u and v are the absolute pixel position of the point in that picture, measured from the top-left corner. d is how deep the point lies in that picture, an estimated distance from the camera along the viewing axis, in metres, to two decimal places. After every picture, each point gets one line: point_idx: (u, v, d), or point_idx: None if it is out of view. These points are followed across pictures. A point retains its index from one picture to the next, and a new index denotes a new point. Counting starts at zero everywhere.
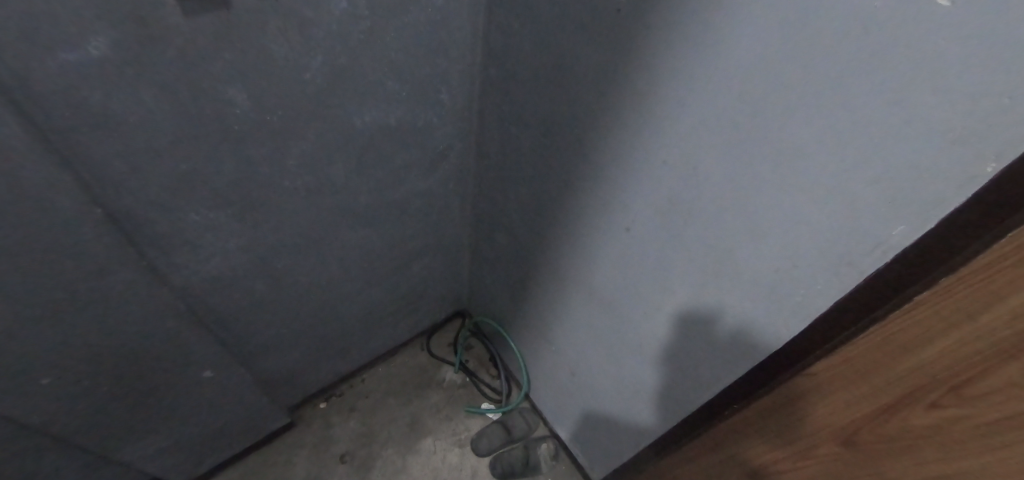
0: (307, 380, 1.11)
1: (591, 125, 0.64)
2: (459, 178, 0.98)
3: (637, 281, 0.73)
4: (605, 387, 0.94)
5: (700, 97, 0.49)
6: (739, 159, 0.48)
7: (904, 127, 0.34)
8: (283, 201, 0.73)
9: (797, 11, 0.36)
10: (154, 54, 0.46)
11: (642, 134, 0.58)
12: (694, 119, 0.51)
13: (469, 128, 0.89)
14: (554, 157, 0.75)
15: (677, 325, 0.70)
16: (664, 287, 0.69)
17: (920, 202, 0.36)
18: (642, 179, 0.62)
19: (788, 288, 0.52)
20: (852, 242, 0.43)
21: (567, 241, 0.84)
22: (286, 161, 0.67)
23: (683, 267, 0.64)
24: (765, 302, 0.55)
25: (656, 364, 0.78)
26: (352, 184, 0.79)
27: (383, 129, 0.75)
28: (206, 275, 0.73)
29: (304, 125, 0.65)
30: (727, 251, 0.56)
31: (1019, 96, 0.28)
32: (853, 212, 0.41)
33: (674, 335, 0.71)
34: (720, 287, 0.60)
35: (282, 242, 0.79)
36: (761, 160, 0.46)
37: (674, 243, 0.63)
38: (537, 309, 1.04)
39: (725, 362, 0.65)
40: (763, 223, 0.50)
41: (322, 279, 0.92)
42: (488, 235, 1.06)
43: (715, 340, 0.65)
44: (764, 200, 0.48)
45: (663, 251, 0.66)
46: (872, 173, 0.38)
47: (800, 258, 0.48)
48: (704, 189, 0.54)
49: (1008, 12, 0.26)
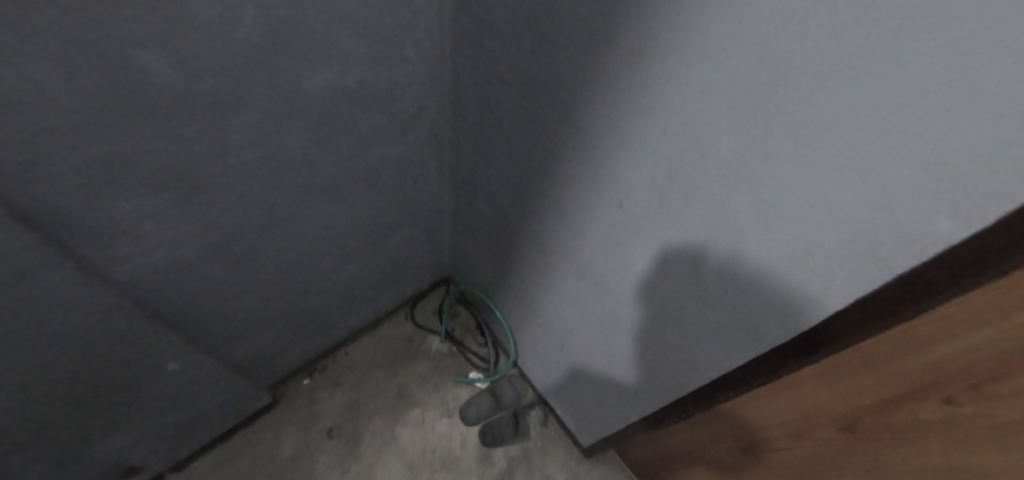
0: (286, 359, 1.06)
1: (569, 80, 0.53)
2: (434, 142, 0.88)
3: (625, 260, 0.65)
4: (592, 361, 0.91)
5: (685, 46, 0.37)
6: (738, 125, 0.37)
7: (951, 92, 0.23)
8: (232, 180, 0.63)
9: None
10: (29, 21, 0.35)
11: (626, 92, 0.47)
12: (681, 77, 0.39)
13: (441, 86, 0.78)
14: (535, 121, 0.64)
15: (663, 310, 0.64)
16: (652, 269, 0.61)
17: (978, 196, 0.25)
18: (631, 145, 0.51)
19: (806, 281, 0.41)
20: (887, 234, 0.32)
21: (556, 213, 0.76)
22: (227, 137, 0.58)
23: (672, 250, 0.55)
24: (776, 294, 0.46)
25: (647, 345, 0.73)
26: (311, 156, 0.70)
27: (340, 93, 0.65)
28: (153, 266, 0.65)
29: (245, 95, 0.55)
30: (721, 237, 0.47)
31: None
32: (889, 199, 0.30)
33: (671, 319, 0.64)
34: (709, 278, 0.52)
35: (237, 224, 0.71)
36: (766, 130, 0.35)
37: (661, 222, 0.54)
38: (524, 281, 0.99)
39: (714, 347, 0.60)
40: (774, 204, 0.39)
41: (290, 257, 0.85)
42: (470, 202, 0.98)
43: (703, 325, 0.58)
44: (773, 177, 0.37)
45: (649, 230, 0.57)
46: (916, 152, 0.26)
47: (821, 248, 0.38)
48: (695, 165, 0.44)
49: None
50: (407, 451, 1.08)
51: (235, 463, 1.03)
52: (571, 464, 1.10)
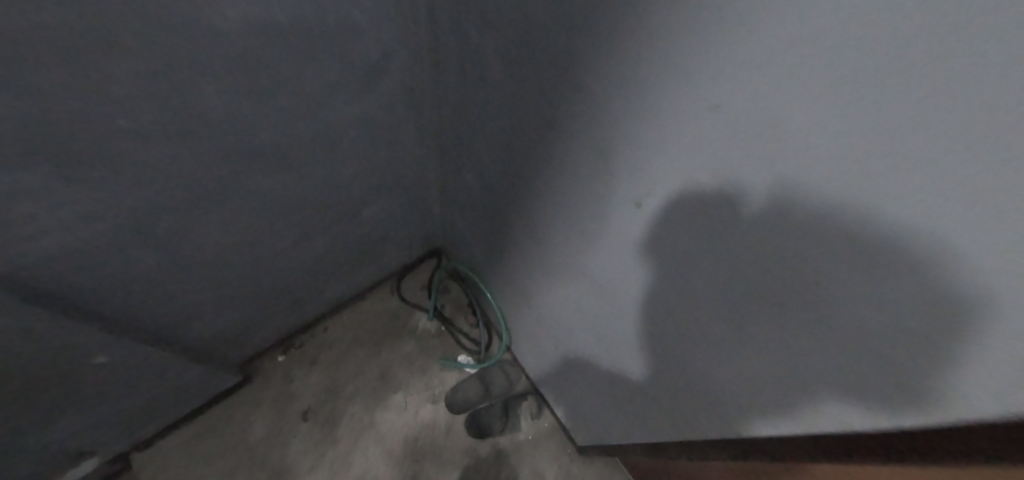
0: (253, 336, 0.96)
1: (569, 28, 0.34)
2: (411, 101, 0.69)
3: (631, 270, 0.48)
4: (589, 369, 0.78)
5: None
6: (859, 116, 0.19)
7: None
8: (125, 154, 0.47)
9: None
10: None
11: (648, 49, 0.29)
12: (751, 17, 0.21)
13: (415, 26, 0.57)
14: (526, 86, 0.45)
15: (676, 346, 0.49)
16: (665, 293, 0.45)
17: None
18: (654, 133, 0.33)
19: (937, 398, 0.24)
20: None
21: (552, 206, 0.58)
22: (99, 96, 0.40)
23: (698, 270, 0.38)
24: (866, 392, 0.28)
25: (653, 376, 0.58)
26: (237, 122, 0.52)
27: (265, 37, 0.45)
28: (40, 257, 0.51)
29: (107, 39, 0.36)
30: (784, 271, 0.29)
31: None
32: None
33: (689, 360, 0.48)
34: (752, 333, 0.36)
35: (153, 206, 0.55)
36: (925, 135, 0.17)
37: (686, 229, 0.36)
38: (518, 269, 0.84)
39: (739, 406, 0.44)
40: (927, 265, 0.20)
41: (236, 239, 0.70)
42: (456, 174, 0.81)
43: (731, 373, 0.42)
44: (932, 222, 0.18)
45: (665, 234, 0.39)
46: None
47: (995, 361, 0.20)
48: (751, 153, 0.25)
49: None
50: (388, 437, 1.00)
51: (203, 443, 0.96)
52: (564, 460, 1.01)
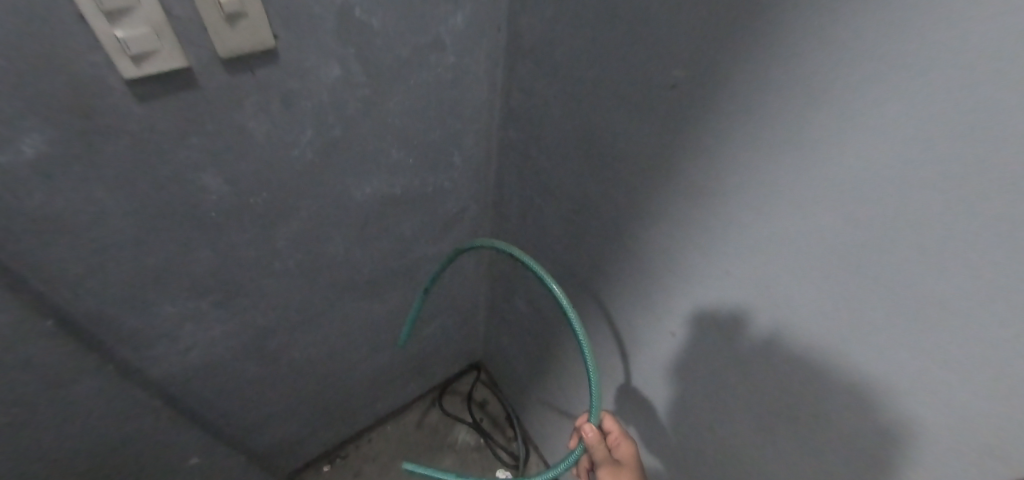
0: (306, 447, 1.03)
1: (699, 239, 0.49)
2: (476, 243, 0.90)
3: (749, 367, 0.50)
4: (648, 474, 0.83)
5: (793, 229, 0.39)
6: (877, 313, 0.36)
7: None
8: (273, 273, 0.66)
9: (834, 92, 0.32)
10: (109, 149, 0.43)
11: (752, 268, 0.45)
12: (776, 254, 0.41)
13: (486, 190, 0.82)
14: (619, 201, 0.57)
15: (722, 437, 0.60)
16: (769, 404, 0.50)
17: None
18: (764, 303, 0.45)
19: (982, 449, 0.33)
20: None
21: (598, 321, 0.75)
22: (279, 234, 0.62)
23: (828, 361, 0.41)
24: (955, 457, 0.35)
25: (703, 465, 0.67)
26: (352, 256, 0.72)
27: (389, 199, 0.69)
28: (188, 364, 0.66)
29: (293, 204, 0.59)
30: (931, 350, 0.33)
31: None
32: None
33: (739, 441, 0.57)
34: (885, 457, 0.40)
35: (280, 319, 0.73)
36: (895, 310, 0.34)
37: (810, 295, 0.40)
38: (559, 381, 0.94)
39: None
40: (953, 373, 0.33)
41: (324, 349, 0.85)
42: (507, 299, 0.96)
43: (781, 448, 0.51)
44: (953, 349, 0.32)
45: (789, 330, 0.43)
46: None
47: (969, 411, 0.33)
48: (869, 247, 0.34)
49: None
50: None
51: None
52: None
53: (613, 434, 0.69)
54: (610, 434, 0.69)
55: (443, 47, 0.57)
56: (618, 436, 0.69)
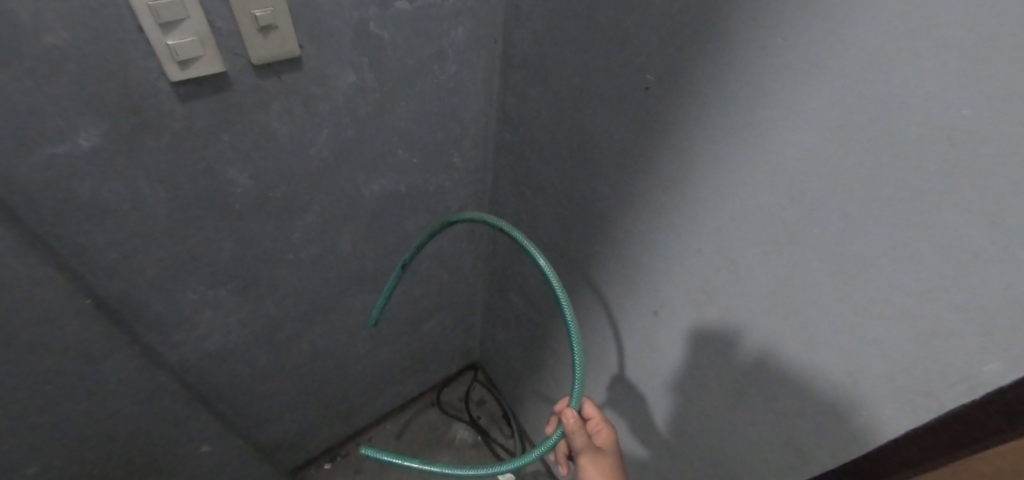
0: (309, 441, 1.07)
1: (668, 227, 0.57)
2: (474, 241, 0.96)
3: (716, 338, 0.57)
4: (635, 459, 0.88)
5: (744, 209, 0.47)
6: (814, 274, 0.43)
7: (904, 124, 0.32)
8: (287, 265, 0.71)
9: (768, 94, 0.40)
10: (151, 144, 0.48)
11: (713, 248, 0.52)
12: (733, 232, 0.49)
13: (482, 190, 0.88)
14: (600, 196, 0.64)
15: (699, 410, 0.65)
16: (741, 375, 0.56)
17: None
18: (725, 277, 0.52)
19: (903, 385, 0.40)
20: (929, 282, 0.35)
21: (585, 311, 0.81)
22: (294, 228, 0.67)
23: (777, 322, 0.49)
24: (883, 395, 0.42)
25: (681, 441, 0.72)
26: (359, 250, 0.78)
27: (394, 197, 0.75)
28: (203, 350, 0.71)
29: (308, 199, 0.65)
30: (854, 299, 0.41)
31: (973, 113, 0.29)
32: (970, 268, 0.33)
33: (711, 412, 0.63)
34: (840, 411, 0.46)
35: (290, 310, 0.77)
36: (827, 269, 0.42)
37: (762, 265, 0.48)
38: (553, 373, 0.99)
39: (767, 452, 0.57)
40: (876, 319, 0.40)
41: (330, 343, 0.89)
42: (503, 295, 1.02)
43: (746, 412, 0.58)
44: (873, 298, 0.40)
45: (745, 296, 0.51)
46: (969, 203, 0.31)
47: (889, 352, 0.40)
48: (816, 220, 0.41)
49: (909, 21, 0.29)
50: None
51: None
52: None
53: (593, 420, 0.72)
54: (591, 420, 0.72)
55: (445, 58, 0.64)
56: (598, 422, 0.71)
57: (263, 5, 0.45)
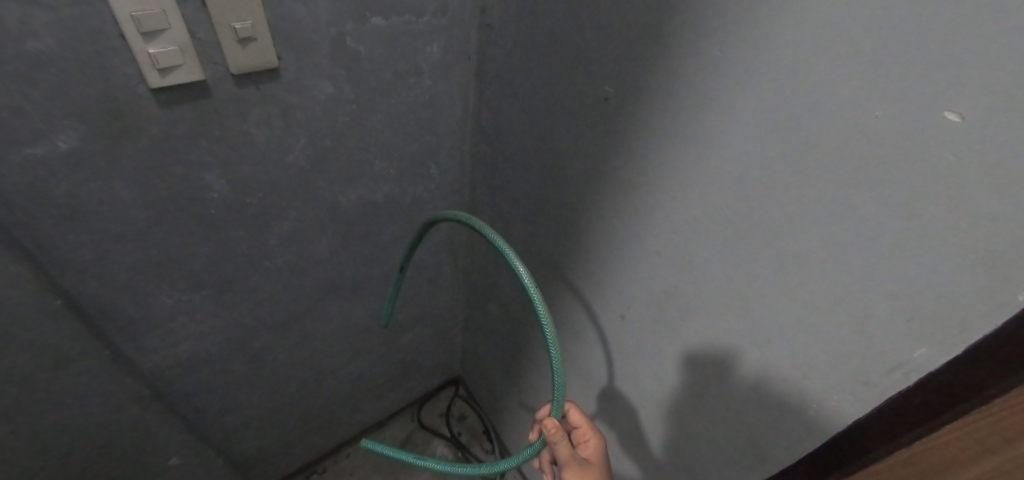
0: (284, 457, 1.06)
1: (629, 231, 0.59)
2: (453, 253, 0.97)
3: (678, 338, 0.59)
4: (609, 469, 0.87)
5: (695, 209, 0.49)
6: (762, 271, 0.45)
7: (831, 123, 0.35)
8: (263, 273, 0.72)
9: (710, 101, 0.43)
10: (130, 147, 0.50)
11: (670, 249, 0.54)
12: (687, 234, 0.51)
13: (460, 201, 0.91)
14: (567, 203, 0.66)
15: (666, 415, 0.66)
16: (703, 374, 0.57)
17: (938, 211, 0.32)
18: (682, 278, 0.54)
19: (846, 375, 0.42)
20: (860, 272, 0.38)
21: (557, 320, 0.82)
22: (271, 236, 0.68)
23: (732, 319, 0.50)
24: (830, 386, 0.43)
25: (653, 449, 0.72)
26: (337, 259, 0.79)
27: (372, 206, 0.76)
28: (176, 358, 0.71)
29: (286, 207, 0.67)
30: (798, 292, 0.43)
31: (884, 109, 0.32)
32: (897, 255, 0.35)
33: (676, 414, 0.64)
34: (792, 405, 0.48)
35: (263, 319, 0.77)
36: (772, 266, 0.44)
37: (716, 265, 0.50)
38: (531, 384, 0.99)
39: (733, 454, 0.58)
40: (818, 313, 0.42)
41: (306, 353, 0.89)
42: (482, 307, 1.03)
43: (710, 415, 0.58)
44: (815, 290, 0.41)
45: (701, 295, 0.53)
46: (894, 197, 0.34)
47: (832, 344, 0.42)
48: (757, 217, 0.43)
49: (831, 26, 0.33)
50: None
51: None
52: None
53: (580, 429, 0.72)
54: (579, 429, 0.72)
55: (421, 72, 0.67)
56: (586, 431, 0.71)
57: (243, 18, 0.48)
